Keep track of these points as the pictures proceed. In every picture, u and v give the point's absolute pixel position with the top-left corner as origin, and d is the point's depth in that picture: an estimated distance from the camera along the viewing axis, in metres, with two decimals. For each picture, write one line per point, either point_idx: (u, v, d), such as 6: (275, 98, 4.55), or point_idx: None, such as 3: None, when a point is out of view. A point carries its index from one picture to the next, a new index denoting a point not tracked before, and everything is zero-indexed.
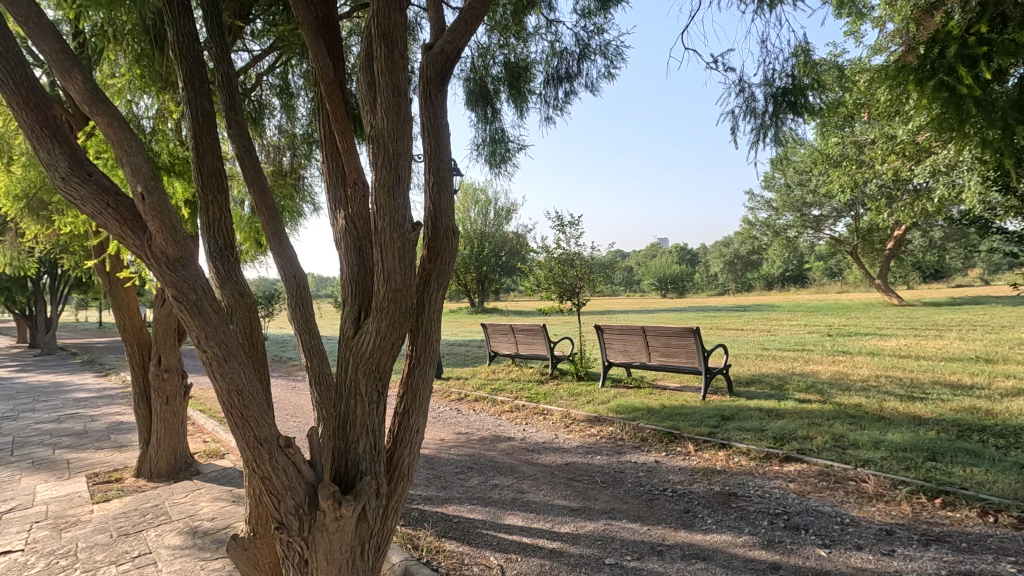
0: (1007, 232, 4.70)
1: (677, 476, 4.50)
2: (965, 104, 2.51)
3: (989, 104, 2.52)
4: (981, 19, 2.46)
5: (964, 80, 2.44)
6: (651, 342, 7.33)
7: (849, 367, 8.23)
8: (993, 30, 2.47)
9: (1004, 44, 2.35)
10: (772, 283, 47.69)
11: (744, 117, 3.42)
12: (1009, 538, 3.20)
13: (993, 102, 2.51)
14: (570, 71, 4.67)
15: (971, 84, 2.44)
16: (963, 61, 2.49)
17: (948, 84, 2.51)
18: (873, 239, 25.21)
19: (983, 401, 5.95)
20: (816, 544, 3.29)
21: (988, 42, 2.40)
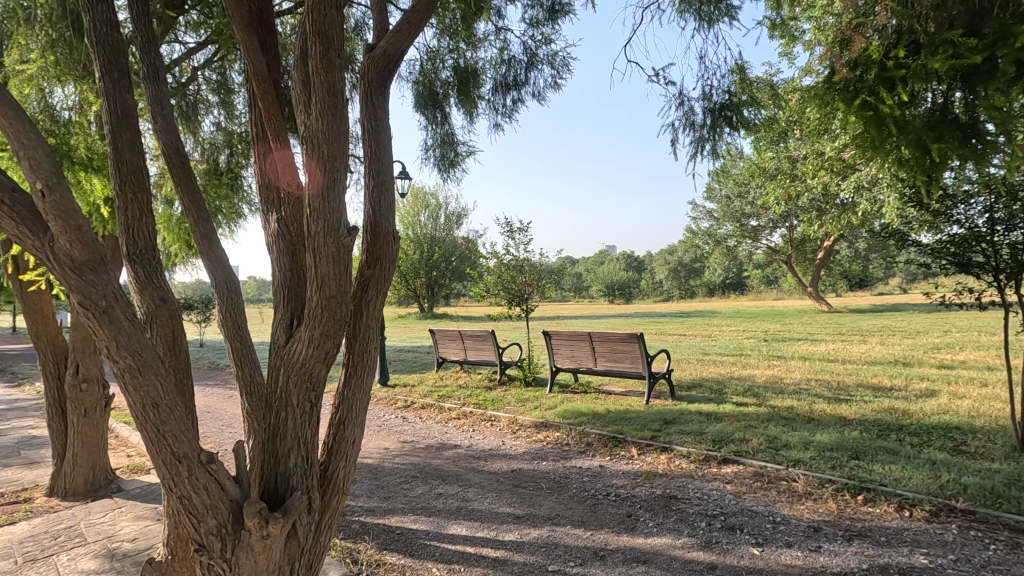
0: (921, 244, 5.05)
1: (621, 480, 4.57)
2: (886, 123, 2.64)
3: (906, 123, 2.63)
4: (897, 46, 2.63)
5: (886, 102, 2.59)
6: (597, 347, 7.45)
7: (782, 371, 8.62)
8: (910, 56, 2.64)
9: (918, 69, 2.50)
10: (713, 290, 49.61)
11: (683, 130, 3.53)
12: (922, 531, 3.42)
13: (910, 121, 2.63)
14: (518, 79, 4.69)
15: (891, 105, 2.60)
16: (882, 84, 2.65)
17: (871, 103, 2.66)
18: (806, 249, 26.69)
19: (900, 402, 6.38)
20: (750, 543, 3.41)
21: (904, 66, 2.56)
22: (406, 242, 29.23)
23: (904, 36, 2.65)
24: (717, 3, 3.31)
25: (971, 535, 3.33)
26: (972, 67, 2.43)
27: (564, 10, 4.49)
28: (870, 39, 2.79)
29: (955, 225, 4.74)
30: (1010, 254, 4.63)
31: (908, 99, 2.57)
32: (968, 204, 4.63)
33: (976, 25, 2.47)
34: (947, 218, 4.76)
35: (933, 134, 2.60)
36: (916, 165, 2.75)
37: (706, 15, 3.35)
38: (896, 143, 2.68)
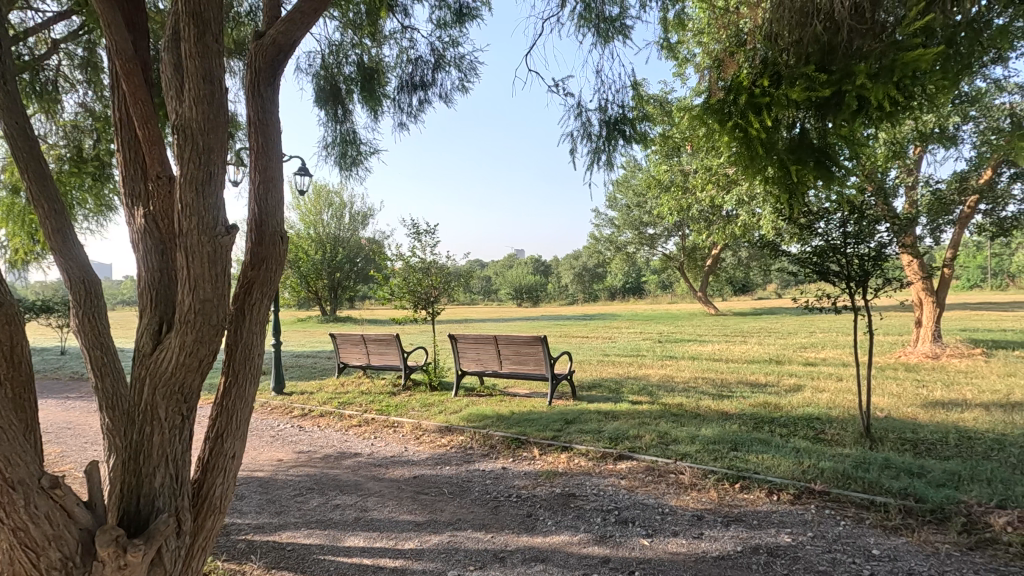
0: (790, 254, 5.62)
1: (522, 481, 4.65)
2: (754, 143, 2.93)
3: (771, 146, 2.92)
4: (762, 75, 2.91)
5: (753, 125, 2.86)
6: (502, 351, 7.53)
7: (674, 371, 9.22)
8: (773, 85, 2.93)
9: (779, 97, 2.78)
10: (615, 293, 52.12)
11: (581, 140, 3.68)
12: (787, 513, 3.79)
13: (774, 144, 2.92)
14: (425, 79, 4.64)
15: (758, 129, 2.87)
16: (750, 109, 2.91)
17: (741, 126, 2.94)
18: (697, 257, 28.83)
19: (772, 397, 7.05)
20: (641, 534, 3.60)
21: (768, 95, 2.84)
22: (307, 242, 27.83)
23: (767, 67, 2.93)
24: (614, 23, 3.48)
25: (826, 514, 3.75)
26: (819, 101, 2.75)
27: (471, 15, 4.51)
28: (743, 67, 3.04)
29: (817, 238, 5.34)
30: (859, 265, 5.29)
31: (771, 124, 2.85)
32: (827, 220, 5.24)
33: (826, 61, 2.78)
34: (811, 232, 5.35)
35: (792, 156, 2.91)
36: (779, 182, 3.08)
37: (603, 32, 3.51)
38: (762, 162, 2.99)
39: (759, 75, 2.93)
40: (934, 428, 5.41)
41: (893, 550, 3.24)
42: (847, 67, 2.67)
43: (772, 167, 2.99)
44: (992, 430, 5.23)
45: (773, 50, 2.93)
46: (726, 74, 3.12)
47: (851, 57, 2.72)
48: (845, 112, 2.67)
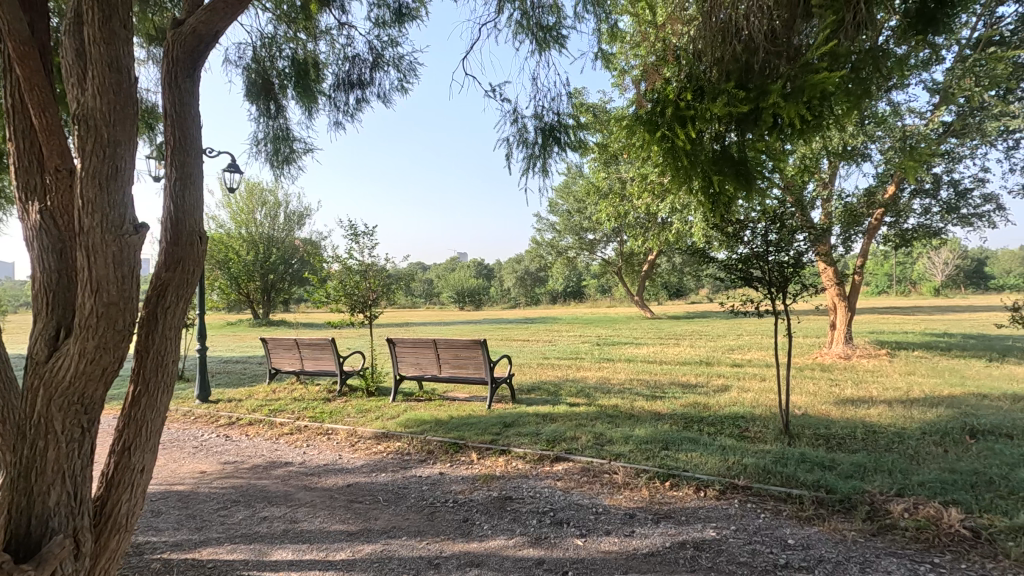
0: (717, 260, 5.90)
1: (460, 485, 4.62)
2: (680, 153, 3.07)
3: (696, 156, 3.07)
4: (687, 89, 3.04)
5: (680, 138, 2.99)
6: (442, 354, 7.46)
7: (610, 373, 9.46)
8: (697, 99, 3.07)
9: (704, 112, 2.92)
10: (556, 297, 52.96)
11: (517, 146, 3.72)
12: (713, 508, 3.97)
13: (699, 155, 3.07)
14: (363, 78, 4.54)
15: (683, 141, 3.00)
16: (677, 121, 3.04)
17: (668, 137, 3.06)
18: (634, 262, 29.79)
19: (702, 397, 7.38)
20: (575, 535, 3.66)
21: (693, 108, 2.98)
22: (238, 242, 26.54)
23: (690, 82, 3.07)
24: (551, 32, 3.55)
25: (748, 507, 3.95)
26: (738, 116, 2.91)
27: (411, 15, 4.46)
28: (670, 81, 3.16)
29: (742, 246, 5.63)
30: (780, 271, 5.62)
31: (695, 136, 2.99)
32: (751, 230, 5.54)
33: (745, 79, 2.95)
34: (737, 240, 5.64)
35: (714, 168, 3.09)
36: (703, 191, 3.26)
37: (541, 41, 3.57)
38: (688, 171, 3.13)
39: (684, 89, 3.06)
40: (844, 424, 5.83)
41: (807, 539, 3.46)
42: (763, 86, 2.85)
43: (697, 176, 3.14)
44: (894, 425, 5.70)
45: (697, 66, 3.08)
46: (655, 87, 3.24)
47: (767, 76, 2.89)
48: (761, 128, 2.85)
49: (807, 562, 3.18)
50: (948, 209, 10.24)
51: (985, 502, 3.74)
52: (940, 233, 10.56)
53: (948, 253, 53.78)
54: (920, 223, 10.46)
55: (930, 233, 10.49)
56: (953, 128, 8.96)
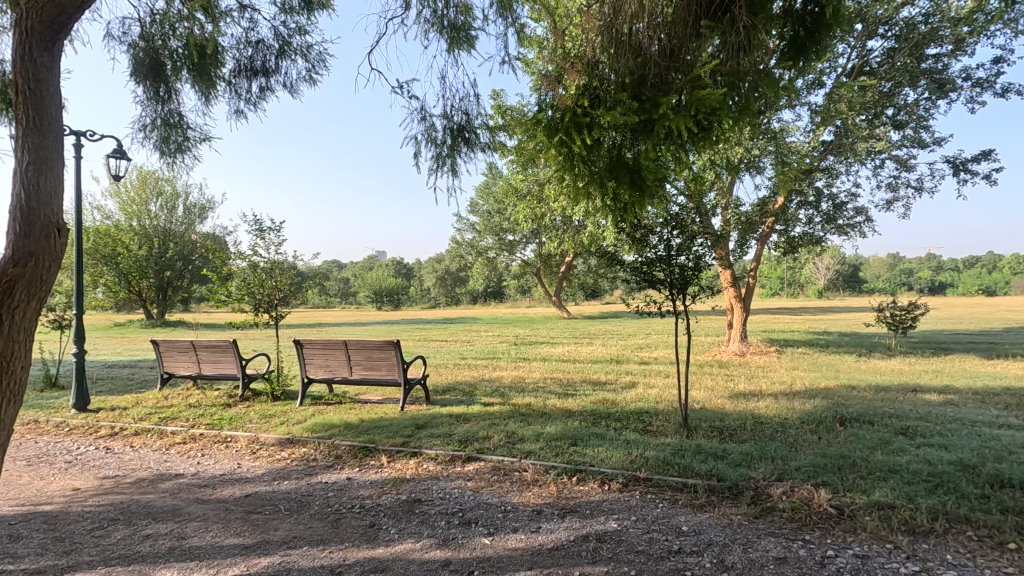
0: (626, 262, 6.17)
1: (367, 490, 4.50)
2: (575, 157, 3.21)
3: (590, 161, 3.23)
4: (584, 96, 3.17)
5: (574, 143, 3.13)
6: (353, 356, 7.23)
7: (525, 372, 9.60)
8: (593, 106, 3.21)
9: (597, 119, 3.07)
10: (476, 297, 53.06)
11: (425, 145, 3.70)
12: (616, 500, 4.14)
13: (593, 160, 3.23)
14: (267, 66, 4.30)
15: (578, 147, 3.14)
16: (574, 127, 3.17)
17: (565, 143, 3.19)
18: (552, 263, 30.51)
19: (610, 394, 7.67)
20: (482, 534, 3.68)
21: (589, 116, 3.11)
22: (128, 236, 24.21)
23: (587, 91, 3.20)
24: (461, 31, 3.55)
25: (648, 498, 4.16)
26: (632, 126, 3.07)
27: (321, 3, 4.28)
28: (569, 90, 3.26)
29: (648, 250, 5.93)
30: (682, 274, 5.96)
31: (589, 142, 3.13)
32: (656, 234, 5.84)
33: (639, 90, 3.09)
34: (644, 244, 5.92)
35: (610, 174, 3.27)
36: (602, 194, 3.44)
37: (452, 40, 3.56)
38: (584, 174, 3.29)
39: (581, 97, 3.20)
40: (736, 416, 6.29)
41: (698, 525, 3.69)
42: (655, 98, 3.01)
43: (592, 181, 3.31)
44: (778, 415, 6.24)
45: (594, 76, 3.21)
46: (555, 93, 3.33)
47: (659, 88, 3.05)
48: (654, 138, 3.02)
49: (698, 547, 3.39)
50: (827, 219, 11.35)
51: (849, 482, 4.18)
52: (821, 241, 11.69)
53: (829, 258, 59.75)
54: (804, 231, 11.52)
55: (813, 241, 11.58)
56: (831, 147, 9.94)
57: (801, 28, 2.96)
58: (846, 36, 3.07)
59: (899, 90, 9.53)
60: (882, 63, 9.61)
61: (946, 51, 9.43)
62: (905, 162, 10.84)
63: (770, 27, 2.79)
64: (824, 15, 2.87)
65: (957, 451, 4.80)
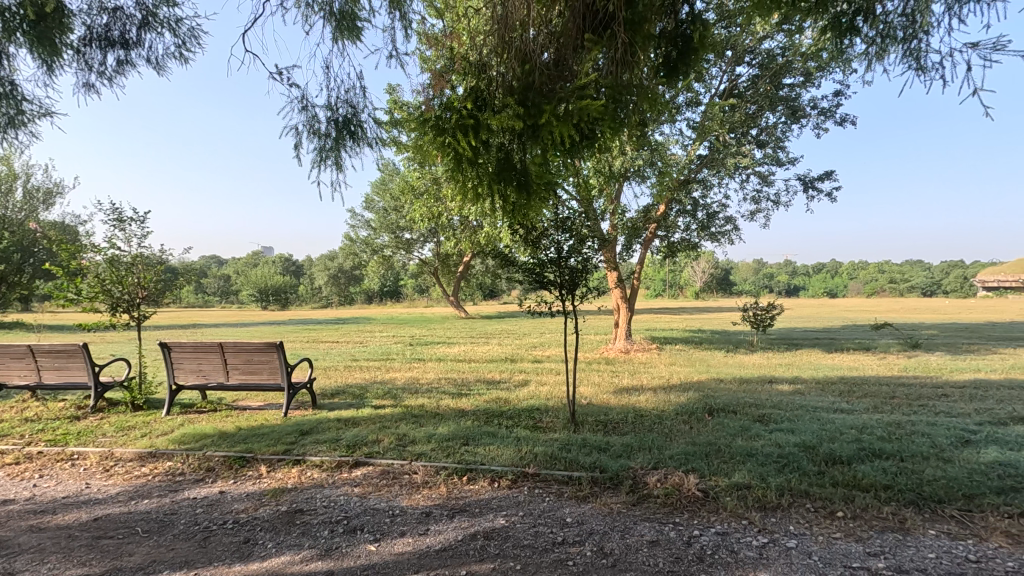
0: (518, 262, 6.30)
1: (242, 504, 4.18)
2: (461, 158, 3.20)
3: (476, 163, 3.24)
4: (470, 98, 3.17)
5: (461, 146, 3.12)
6: (230, 360, 6.68)
7: (419, 373, 9.46)
8: (478, 109, 3.22)
9: (483, 123, 3.09)
10: (372, 296, 51.52)
11: (307, 136, 3.51)
12: (504, 497, 4.21)
13: (480, 162, 3.25)
14: (127, 37, 3.83)
15: (464, 149, 3.14)
16: (460, 129, 3.15)
17: (452, 144, 3.17)
18: (450, 263, 30.43)
19: (503, 392, 7.81)
20: (369, 540, 3.57)
21: (475, 119, 3.11)
22: None
23: (473, 93, 3.20)
24: (345, 20, 3.40)
25: (535, 493, 4.28)
26: (517, 130, 3.12)
27: None
28: (455, 90, 3.25)
29: (540, 252, 6.10)
30: (572, 275, 6.20)
31: (475, 145, 3.14)
32: (548, 236, 6.02)
33: (525, 96, 3.15)
34: (536, 246, 6.08)
35: (497, 177, 3.31)
36: (490, 195, 3.48)
37: (335, 28, 3.41)
38: (471, 176, 3.30)
39: (467, 99, 3.19)
40: (619, 410, 6.67)
41: (582, 516, 3.86)
42: (540, 104, 3.08)
43: (480, 183, 3.33)
44: (656, 408, 6.70)
45: (481, 79, 3.23)
46: (442, 93, 3.30)
47: (543, 95, 3.12)
48: (540, 143, 3.09)
49: (580, 537, 3.54)
50: (702, 227, 12.40)
51: (714, 467, 4.60)
52: (696, 247, 12.75)
53: (704, 262, 65.32)
54: (683, 237, 12.48)
55: (690, 246, 12.60)
56: (705, 161, 10.88)
57: (674, 49, 3.19)
58: (713, 58, 3.34)
59: (761, 113, 10.65)
60: (748, 88, 10.67)
61: (798, 81, 10.69)
62: (766, 178, 12.13)
63: (648, 46, 2.96)
64: (693, 40, 3.12)
65: (802, 434, 5.46)
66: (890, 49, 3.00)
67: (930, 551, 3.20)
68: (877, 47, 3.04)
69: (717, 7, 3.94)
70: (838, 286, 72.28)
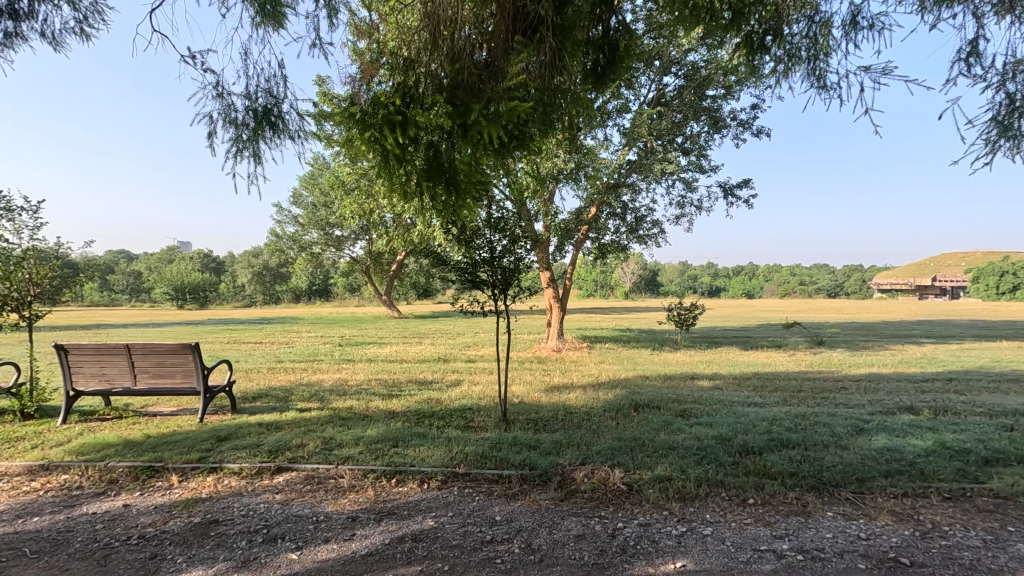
0: (450, 261, 6.26)
1: (149, 517, 3.89)
2: (388, 154, 3.13)
3: (404, 160, 3.19)
4: (397, 94, 3.13)
5: (387, 141, 3.05)
6: (138, 363, 6.20)
7: (348, 375, 9.18)
8: (405, 105, 3.19)
9: (410, 119, 3.05)
10: (299, 295, 49.50)
11: (222, 125, 3.32)
12: (434, 498, 4.17)
13: (407, 160, 3.20)
14: (17, 6, 3.47)
15: (391, 145, 3.07)
16: (387, 124, 3.09)
17: (377, 139, 3.09)
18: (382, 261, 29.78)
19: (435, 393, 7.73)
20: (290, 549, 3.42)
21: (403, 115, 3.07)
22: None
23: (401, 89, 3.19)
24: (268, 6, 3.25)
25: (465, 493, 4.27)
26: (446, 128, 3.12)
27: None
28: (383, 85, 3.20)
29: (473, 251, 6.09)
30: (505, 274, 6.23)
31: (402, 142, 3.09)
32: (481, 236, 6.01)
33: (454, 95, 3.15)
34: (470, 246, 6.06)
35: (426, 176, 3.28)
36: (419, 194, 3.44)
37: (256, 13, 3.26)
38: (396, 172, 3.22)
39: (394, 95, 3.15)
40: (549, 408, 6.78)
41: (511, 513, 3.89)
42: (468, 103, 3.09)
43: (406, 179, 3.27)
44: (585, 405, 6.87)
45: (410, 76, 3.20)
46: (369, 87, 3.23)
47: (473, 95, 3.13)
48: (470, 142, 3.09)
49: (509, 535, 3.57)
50: (631, 230, 12.84)
51: (638, 461, 4.78)
52: (626, 249, 13.18)
53: (633, 264, 67.64)
54: (613, 239, 12.87)
55: (619, 248, 13.02)
56: (634, 166, 11.28)
57: (601, 56, 3.29)
58: (638, 68, 3.47)
59: (686, 122, 11.15)
60: (674, 97, 11.15)
61: (720, 94, 11.28)
62: (690, 184, 12.73)
63: (575, 52, 3.03)
64: (619, 49, 3.23)
65: (719, 427, 5.78)
66: (796, 68, 3.25)
67: (828, 532, 3.48)
68: (784, 66, 3.28)
69: (644, 19, 4.10)
70: (755, 287, 77.04)
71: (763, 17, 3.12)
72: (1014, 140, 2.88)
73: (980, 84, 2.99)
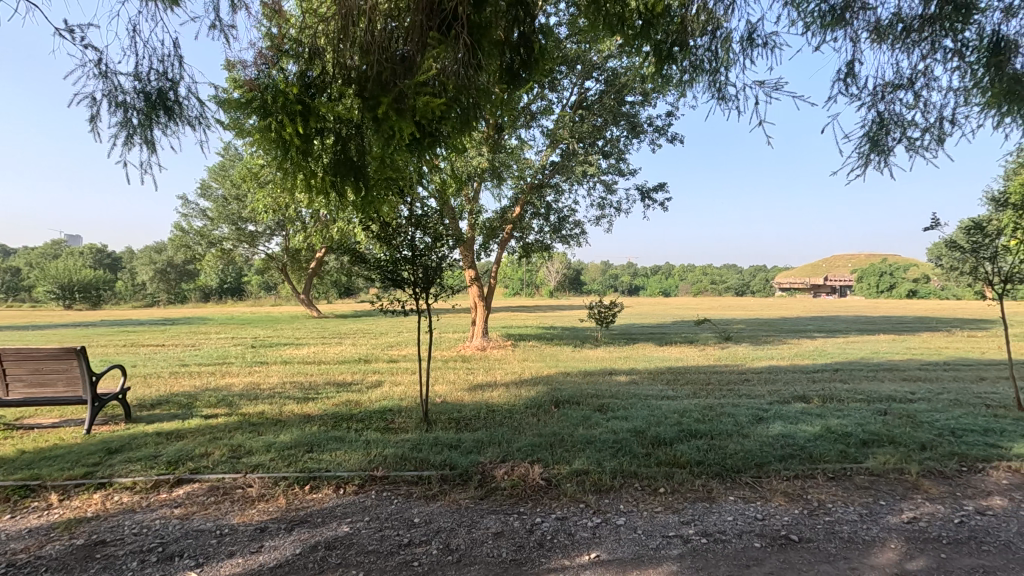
0: (368, 259, 6.08)
1: (22, 542, 3.48)
2: (289, 145, 2.99)
3: (307, 152, 3.05)
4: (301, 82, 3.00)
5: (286, 131, 2.91)
6: (11, 370, 5.55)
7: (260, 378, 8.68)
8: (310, 95, 3.07)
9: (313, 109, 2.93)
10: (208, 293, 46.31)
11: (106, 107, 3.03)
12: (349, 504, 4.04)
13: (310, 151, 3.06)
14: None
15: (291, 135, 2.93)
16: (290, 113, 2.95)
17: (277, 128, 2.94)
18: (300, 258, 28.49)
19: (354, 394, 7.50)
20: (189, 567, 3.19)
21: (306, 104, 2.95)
22: None
23: (305, 78, 3.05)
24: None
25: (383, 496, 4.17)
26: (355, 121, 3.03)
27: None
28: (287, 73, 3.06)
29: (393, 249, 5.96)
30: (426, 273, 6.14)
31: (304, 133, 2.96)
32: (401, 233, 5.89)
33: (363, 88, 3.07)
34: (390, 244, 5.93)
35: (331, 168, 3.16)
36: (325, 188, 3.30)
37: None
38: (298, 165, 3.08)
39: (297, 84, 3.02)
40: (472, 407, 6.78)
41: (430, 514, 3.85)
42: (377, 96, 3.02)
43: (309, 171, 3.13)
44: (507, 403, 6.92)
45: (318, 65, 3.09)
46: (272, 73, 3.07)
47: (384, 88, 3.05)
48: (380, 137, 3.01)
49: (427, 536, 3.53)
50: (554, 230, 13.08)
51: (557, 456, 4.88)
52: (549, 248, 13.42)
53: (558, 263, 69.05)
54: (536, 239, 13.07)
55: (543, 248, 13.23)
56: (557, 167, 11.52)
57: (517, 56, 3.31)
58: (555, 71, 3.53)
59: (606, 126, 11.52)
60: (595, 102, 11.49)
61: (638, 101, 11.75)
62: (610, 187, 13.16)
63: (490, 51, 3.03)
64: (534, 51, 3.27)
65: (633, 420, 6.02)
66: (699, 80, 3.44)
67: (729, 515, 3.72)
68: (689, 76, 3.46)
69: (564, 23, 4.18)
70: (671, 286, 80.87)
71: (670, 30, 3.27)
72: (881, 155, 3.21)
73: (855, 103, 3.28)
